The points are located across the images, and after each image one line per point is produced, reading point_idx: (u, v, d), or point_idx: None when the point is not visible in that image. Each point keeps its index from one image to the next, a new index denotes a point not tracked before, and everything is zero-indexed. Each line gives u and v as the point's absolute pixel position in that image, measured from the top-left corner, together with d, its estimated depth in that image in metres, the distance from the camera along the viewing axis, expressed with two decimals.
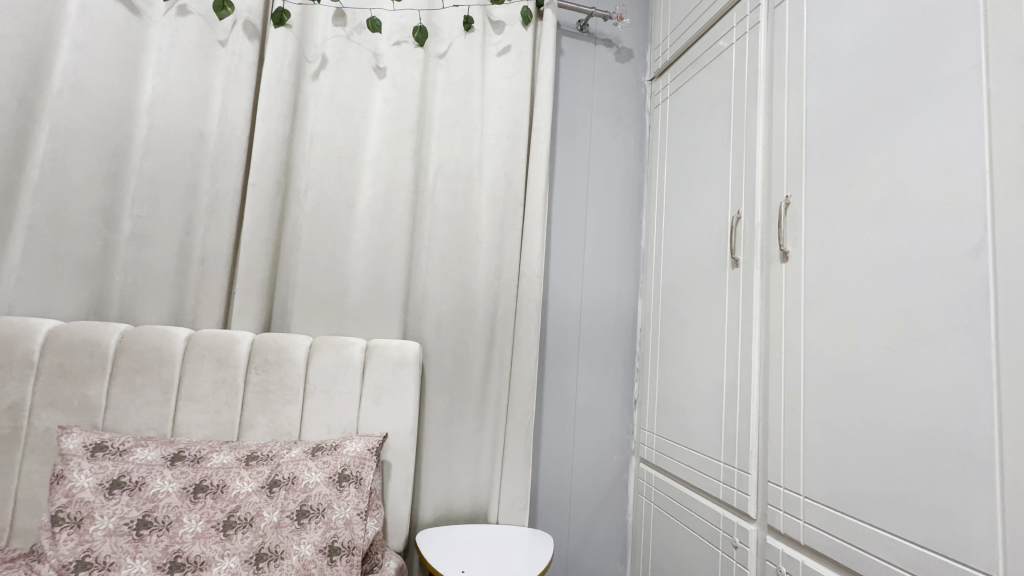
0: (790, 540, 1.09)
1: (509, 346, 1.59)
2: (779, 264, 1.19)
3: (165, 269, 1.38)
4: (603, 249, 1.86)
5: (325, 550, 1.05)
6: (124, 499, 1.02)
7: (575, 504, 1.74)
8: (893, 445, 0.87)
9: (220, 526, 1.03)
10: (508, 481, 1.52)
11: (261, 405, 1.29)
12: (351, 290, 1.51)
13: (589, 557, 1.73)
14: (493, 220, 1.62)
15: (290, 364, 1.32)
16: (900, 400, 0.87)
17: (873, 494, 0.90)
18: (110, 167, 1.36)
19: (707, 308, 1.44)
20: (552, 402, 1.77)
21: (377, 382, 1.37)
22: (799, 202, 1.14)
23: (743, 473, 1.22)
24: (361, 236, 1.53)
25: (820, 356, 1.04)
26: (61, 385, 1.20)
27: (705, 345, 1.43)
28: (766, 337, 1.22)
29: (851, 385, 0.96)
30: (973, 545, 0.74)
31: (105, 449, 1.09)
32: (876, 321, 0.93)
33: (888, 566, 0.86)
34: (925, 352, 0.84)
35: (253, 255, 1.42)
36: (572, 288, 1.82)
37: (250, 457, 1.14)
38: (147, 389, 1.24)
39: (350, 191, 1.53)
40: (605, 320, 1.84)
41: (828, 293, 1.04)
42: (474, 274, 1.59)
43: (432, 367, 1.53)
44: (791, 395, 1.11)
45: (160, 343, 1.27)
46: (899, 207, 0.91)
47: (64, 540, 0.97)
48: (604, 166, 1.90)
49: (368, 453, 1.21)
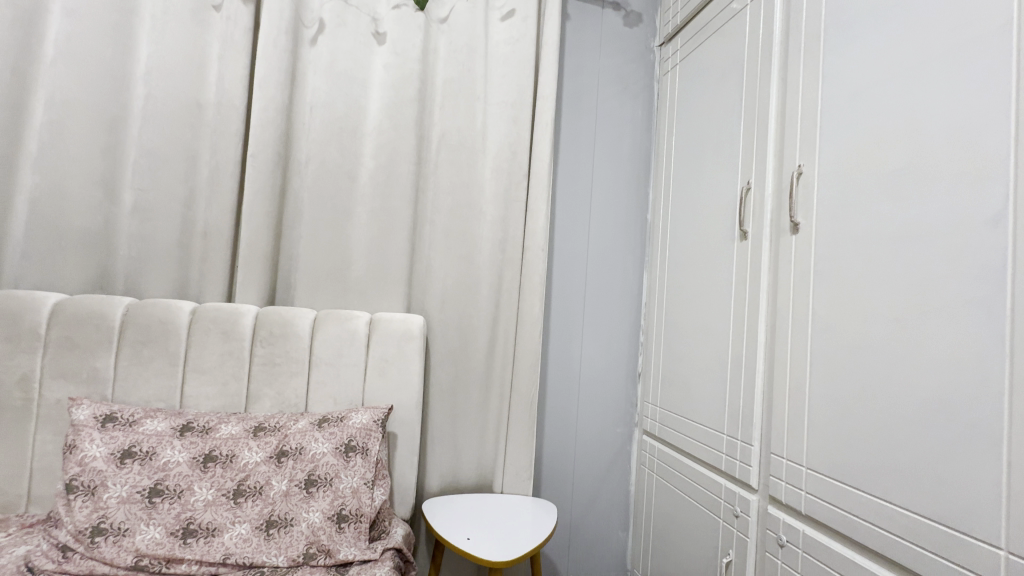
0: (790, 510, 1.10)
1: (513, 321, 1.59)
2: (789, 236, 1.17)
3: (166, 242, 1.37)
4: (608, 222, 1.84)
5: (333, 517, 1.07)
6: (135, 469, 1.04)
7: (578, 475, 1.77)
8: (899, 417, 0.87)
9: (230, 495, 1.05)
10: (513, 453, 1.54)
11: (268, 378, 1.30)
12: (354, 263, 1.49)
13: (592, 525, 1.77)
14: (497, 192, 1.59)
15: (295, 337, 1.33)
16: (908, 373, 0.86)
17: (877, 466, 0.90)
18: (107, 138, 1.34)
19: (714, 282, 1.42)
20: (557, 375, 1.77)
21: (382, 355, 1.37)
22: (811, 172, 1.11)
23: (746, 445, 1.23)
24: (363, 209, 1.51)
25: (828, 329, 1.03)
26: (70, 358, 1.21)
27: (710, 320, 1.42)
28: (773, 310, 1.21)
29: (859, 358, 0.95)
30: (975, 516, 0.75)
31: (115, 420, 1.10)
32: (887, 293, 0.91)
33: (887, 535, 0.87)
34: (936, 326, 0.82)
35: (255, 228, 1.41)
36: (577, 262, 1.80)
37: (258, 428, 1.15)
38: (154, 362, 1.25)
39: (351, 162, 1.50)
40: (611, 293, 1.83)
41: (837, 267, 1.02)
42: (477, 248, 1.57)
43: (436, 341, 1.53)
44: (796, 369, 1.11)
45: (165, 317, 1.27)
46: (915, 178, 0.88)
47: (79, 507, 0.99)
48: (611, 136, 1.85)
49: (374, 424, 1.22)
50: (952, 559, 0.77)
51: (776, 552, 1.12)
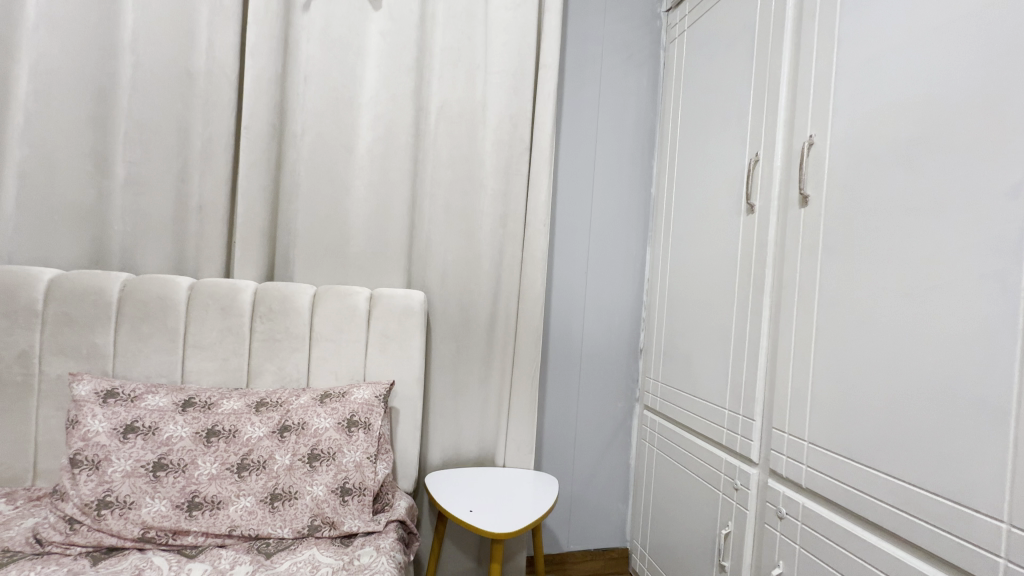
0: (791, 483, 1.11)
1: (515, 297, 1.57)
2: (798, 209, 1.14)
3: (161, 217, 1.34)
4: (611, 196, 1.80)
5: (336, 491, 1.08)
6: (138, 443, 1.04)
7: (579, 449, 1.79)
8: (903, 392, 0.86)
9: (234, 469, 1.06)
10: (515, 428, 1.55)
11: (268, 354, 1.30)
12: (353, 238, 1.47)
13: (592, 497, 1.79)
14: (498, 165, 1.56)
15: (295, 313, 1.32)
16: (915, 348, 0.85)
17: (880, 440, 0.90)
18: (97, 109, 1.30)
19: (718, 257, 1.40)
20: (558, 350, 1.77)
21: (383, 331, 1.36)
22: (823, 143, 1.08)
23: (747, 419, 1.23)
24: (362, 182, 1.48)
25: (834, 304, 1.02)
26: (69, 333, 1.20)
27: (713, 296, 1.41)
28: (779, 284, 1.19)
29: (866, 333, 0.94)
30: (977, 489, 0.74)
31: (117, 396, 1.10)
32: (898, 267, 0.89)
33: (889, 508, 0.87)
34: (947, 299, 0.81)
35: (252, 202, 1.38)
36: (579, 236, 1.78)
37: (260, 403, 1.15)
38: (154, 338, 1.24)
39: (349, 134, 1.46)
40: (613, 268, 1.81)
41: (847, 240, 1.00)
42: (478, 222, 1.55)
43: (437, 317, 1.52)
44: (801, 344, 1.10)
45: (163, 292, 1.25)
46: (933, 147, 0.85)
47: (84, 481, 1.00)
48: (615, 107, 1.80)
49: (376, 399, 1.22)
50: (951, 532, 0.77)
51: (775, 524, 1.13)
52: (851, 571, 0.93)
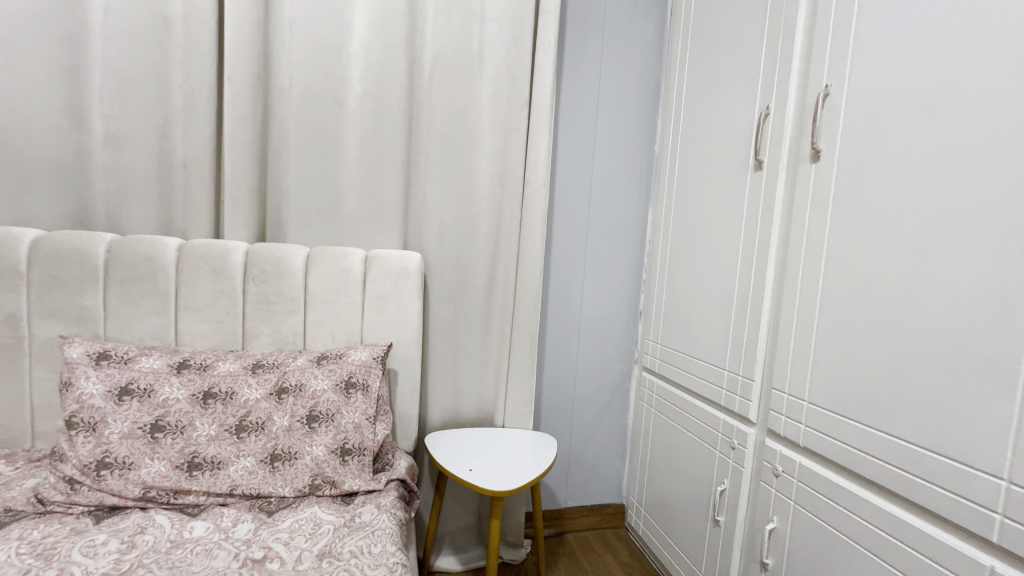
0: (788, 443, 1.11)
1: (514, 258, 1.55)
2: (809, 165, 1.09)
3: (145, 175, 1.29)
4: (613, 154, 1.74)
5: (336, 451, 1.08)
6: (134, 405, 1.03)
7: (578, 410, 1.80)
8: (910, 352, 0.85)
9: (233, 430, 1.06)
10: (514, 390, 1.56)
11: (263, 316, 1.27)
12: (346, 197, 1.42)
13: (590, 456, 1.82)
14: (496, 120, 1.49)
15: (288, 275, 1.28)
16: (924, 307, 0.83)
17: (881, 400, 0.89)
18: (68, 58, 1.21)
19: (723, 217, 1.36)
20: (557, 313, 1.75)
21: (379, 293, 1.34)
22: (839, 93, 1.02)
23: (747, 380, 1.23)
24: (354, 139, 1.41)
25: (841, 264, 0.99)
26: (57, 296, 1.17)
27: (717, 257, 1.38)
28: (785, 244, 1.16)
29: (873, 293, 0.92)
30: (979, 448, 0.74)
31: (110, 358, 1.08)
32: (911, 224, 0.86)
33: (887, 466, 0.88)
34: (962, 257, 0.78)
35: (239, 160, 1.32)
36: (580, 196, 1.73)
37: (256, 365, 1.14)
38: (144, 300, 1.21)
39: (338, 87, 1.38)
40: (614, 229, 1.77)
41: (860, 196, 0.96)
42: (475, 181, 1.50)
43: (435, 279, 1.49)
44: (805, 304, 1.08)
45: (152, 254, 1.21)
46: (959, 94, 0.79)
47: (81, 443, 0.99)
48: (618, 59, 1.71)
49: (374, 361, 1.21)
50: (951, 489, 0.77)
51: (771, 481, 1.15)
52: (846, 527, 0.95)
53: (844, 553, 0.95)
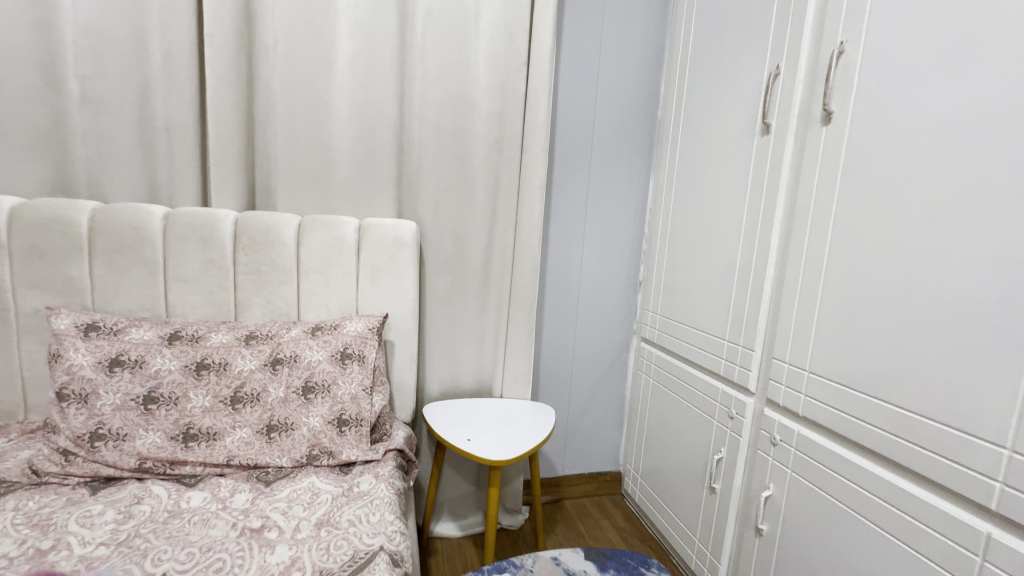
0: (787, 412, 1.11)
1: (512, 227, 1.51)
2: (819, 128, 1.05)
3: (126, 140, 1.23)
4: (615, 119, 1.68)
5: (333, 422, 1.08)
6: (126, 377, 1.01)
7: (575, 380, 1.80)
8: (917, 321, 0.83)
9: (228, 401, 1.05)
10: (511, 360, 1.55)
11: (255, 287, 1.25)
12: (338, 163, 1.37)
13: (588, 426, 1.84)
14: (493, 82, 1.42)
15: (279, 245, 1.25)
16: (934, 275, 0.80)
17: (883, 369, 0.88)
18: (33, 11, 1.13)
19: (727, 184, 1.32)
20: (556, 284, 1.73)
21: (373, 263, 1.31)
22: (854, 50, 0.97)
23: (747, 350, 1.22)
24: (344, 102, 1.35)
25: (848, 232, 0.96)
26: (40, 266, 1.13)
27: (720, 226, 1.35)
28: (791, 212, 1.12)
29: (881, 261, 0.89)
30: (983, 417, 0.73)
31: (98, 329, 1.05)
32: (924, 188, 0.82)
33: (886, 435, 0.87)
34: (976, 222, 0.75)
35: (224, 124, 1.26)
36: (579, 164, 1.68)
37: (249, 337, 1.13)
38: (132, 271, 1.18)
39: (326, 46, 1.31)
40: (614, 197, 1.73)
41: (872, 159, 0.92)
42: (471, 148, 1.44)
43: (431, 249, 1.46)
44: (810, 273, 1.05)
45: (137, 223, 1.17)
46: (984, 46, 0.74)
47: (74, 415, 0.97)
48: (621, 17, 1.63)
49: (369, 332, 1.20)
50: (951, 458, 0.77)
51: (768, 450, 1.15)
52: (843, 495, 0.95)
53: (840, 519, 0.95)
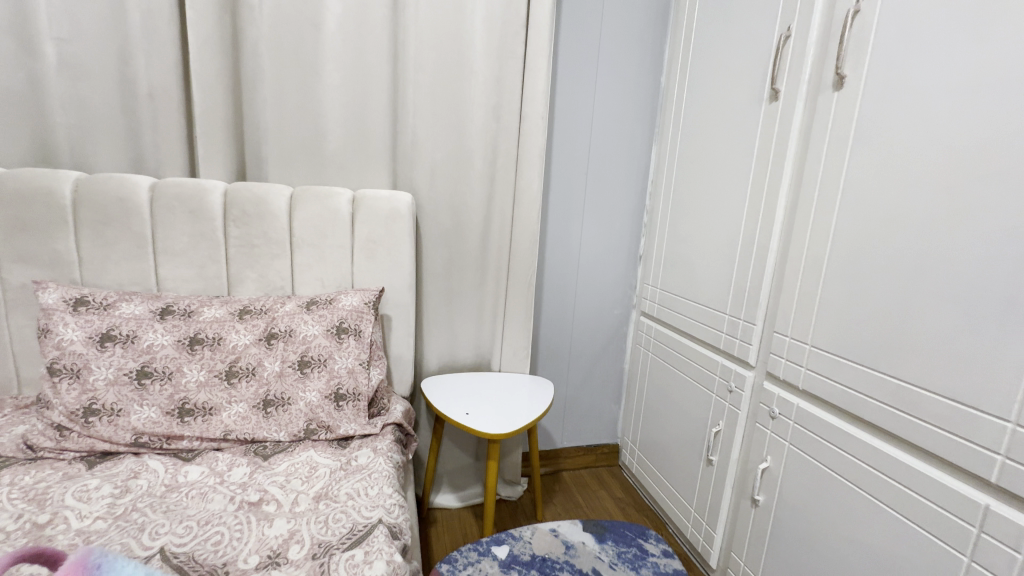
0: (787, 385, 1.11)
1: (510, 199, 1.47)
2: (830, 93, 1.00)
3: (108, 107, 1.18)
4: (617, 86, 1.62)
5: (330, 396, 1.07)
6: (118, 352, 1.00)
7: (574, 354, 1.80)
8: (925, 294, 0.81)
9: (223, 376, 1.04)
10: (510, 335, 1.53)
11: (248, 260, 1.22)
12: (329, 132, 1.32)
13: (587, 399, 1.84)
14: (490, 46, 1.36)
15: (271, 217, 1.22)
16: (945, 247, 0.78)
17: (887, 343, 0.87)
18: None
19: (732, 154, 1.28)
20: (555, 257, 1.70)
21: (368, 236, 1.28)
22: (871, 9, 0.91)
23: (748, 324, 1.21)
24: (334, 67, 1.29)
25: (857, 203, 0.93)
26: (25, 239, 1.10)
27: (724, 197, 1.31)
28: (798, 182, 1.09)
29: (891, 232, 0.87)
30: (988, 391, 0.72)
31: (88, 304, 1.03)
32: (939, 156, 0.79)
33: (887, 408, 0.87)
34: (992, 191, 0.72)
35: (209, 90, 1.21)
36: (580, 133, 1.62)
37: (243, 311, 1.11)
38: (120, 244, 1.15)
39: (314, 6, 1.24)
40: (615, 168, 1.68)
41: (885, 127, 0.88)
42: (468, 116, 1.39)
43: (427, 222, 1.43)
44: (815, 247, 1.03)
45: (123, 194, 1.14)
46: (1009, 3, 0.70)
47: (66, 390, 0.96)
48: None
49: (365, 306, 1.18)
50: (953, 431, 0.76)
51: (767, 423, 1.15)
52: (842, 468, 0.95)
53: (836, 491, 0.96)
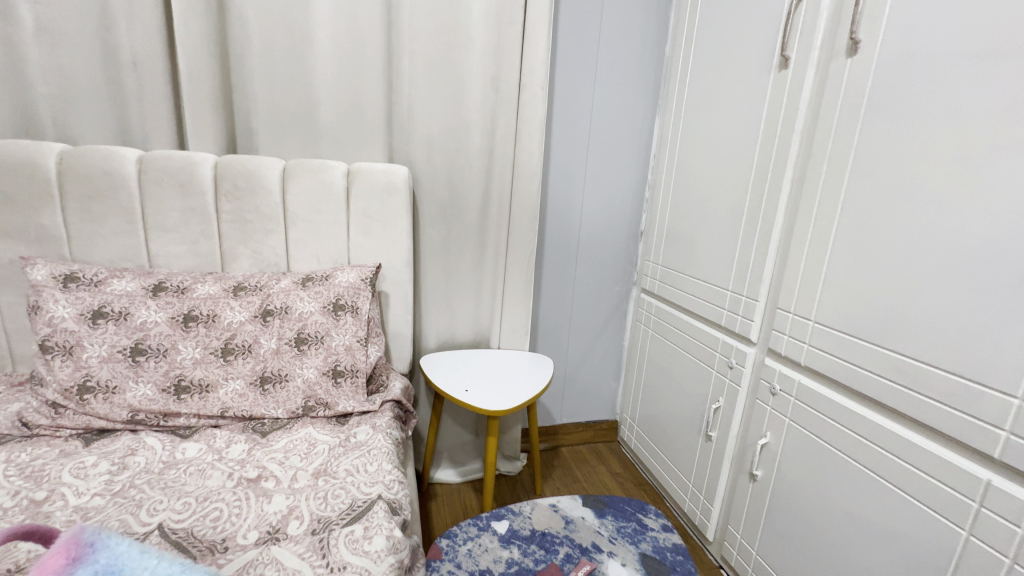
0: (789, 362, 1.10)
1: (509, 173, 1.44)
2: (843, 60, 0.96)
3: (90, 76, 1.13)
4: (620, 55, 1.56)
5: (327, 373, 1.06)
6: (111, 329, 0.98)
7: (574, 332, 1.79)
8: (934, 268, 0.79)
9: (219, 353, 1.02)
10: (509, 312, 1.52)
11: (241, 236, 1.19)
12: (322, 103, 1.27)
13: (586, 376, 1.84)
14: (488, 11, 1.30)
15: (264, 191, 1.18)
16: (956, 220, 0.75)
17: (894, 319, 0.85)
18: None
19: (738, 126, 1.25)
20: (554, 233, 1.67)
21: (364, 211, 1.25)
22: None
23: (751, 300, 1.19)
24: (326, 33, 1.23)
25: (867, 175, 0.91)
26: (10, 214, 1.07)
27: (728, 171, 1.28)
28: (806, 155, 1.06)
29: (902, 205, 0.84)
30: (995, 367, 0.71)
31: (78, 280, 1.01)
32: (956, 124, 0.76)
33: (890, 384, 0.86)
34: (1009, 161, 0.69)
35: (196, 58, 1.16)
36: (581, 104, 1.58)
37: (237, 287, 1.09)
38: (108, 219, 1.12)
39: None
40: (617, 142, 1.64)
41: (899, 95, 0.85)
42: (466, 86, 1.34)
43: (424, 197, 1.40)
44: (821, 221, 1.00)
45: (109, 167, 1.10)
46: None
47: (60, 367, 0.95)
48: None
49: (362, 283, 1.16)
50: (958, 408, 0.75)
51: (768, 399, 1.15)
52: (842, 444, 0.95)
53: (835, 466, 0.96)
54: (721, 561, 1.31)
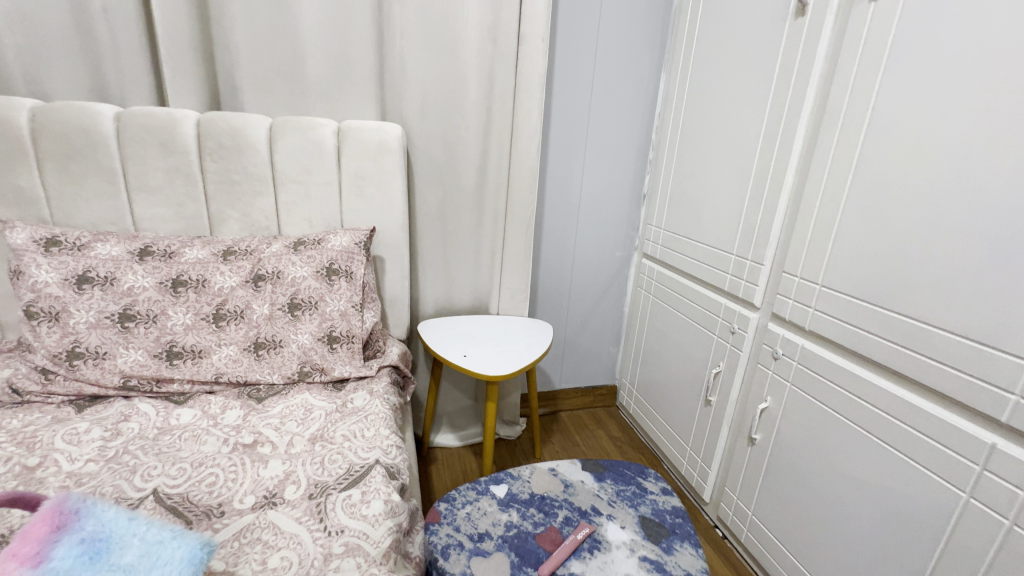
0: (792, 326, 1.08)
1: (508, 133, 1.38)
2: (865, 5, 0.89)
3: (58, 25, 1.05)
4: (625, 4, 1.47)
5: (323, 339, 1.05)
6: (97, 294, 0.95)
7: (574, 297, 1.76)
8: (951, 228, 0.75)
9: (210, 319, 1.00)
10: (508, 277, 1.49)
11: (228, 199, 1.15)
12: (308, 55, 1.19)
13: (585, 342, 1.83)
14: None
15: (251, 151, 1.13)
16: (979, 176, 0.71)
17: (904, 282, 0.82)
18: None
19: (749, 80, 1.18)
20: (554, 196, 1.62)
21: (357, 172, 1.20)
22: None
23: (755, 265, 1.16)
24: None
25: (885, 130, 0.86)
26: None
27: (737, 129, 1.22)
28: (821, 110, 1.00)
29: (921, 161, 0.80)
30: (1009, 330, 0.68)
31: (60, 244, 0.97)
32: (986, 72, 0.70)
33: (897, 350, 0.84)
34: None
35: (170, 6, 1.08)
36: (583, 59, 1.49)
37: (227, 252, 1.05)
38: (88, 179, 1.07)
39: None
40: (620, 99, 1.57)
41: (925, 42, 0.79)
42: (462, 37, 1.26)
43: (419, 158, 1.34)
44: (834, 181, 0.96)
45: (85, 124, 1.04)
46: None
47: (46, 333, 0.92)
48: None
49: (356, 247, 1.12)
50: (967, 371, 0.74)
51: (769, 364, 1.13)
52: (844, 408, 0.94)
53: (835, 430, 0.95)
54: (717, 521, 1.34)
